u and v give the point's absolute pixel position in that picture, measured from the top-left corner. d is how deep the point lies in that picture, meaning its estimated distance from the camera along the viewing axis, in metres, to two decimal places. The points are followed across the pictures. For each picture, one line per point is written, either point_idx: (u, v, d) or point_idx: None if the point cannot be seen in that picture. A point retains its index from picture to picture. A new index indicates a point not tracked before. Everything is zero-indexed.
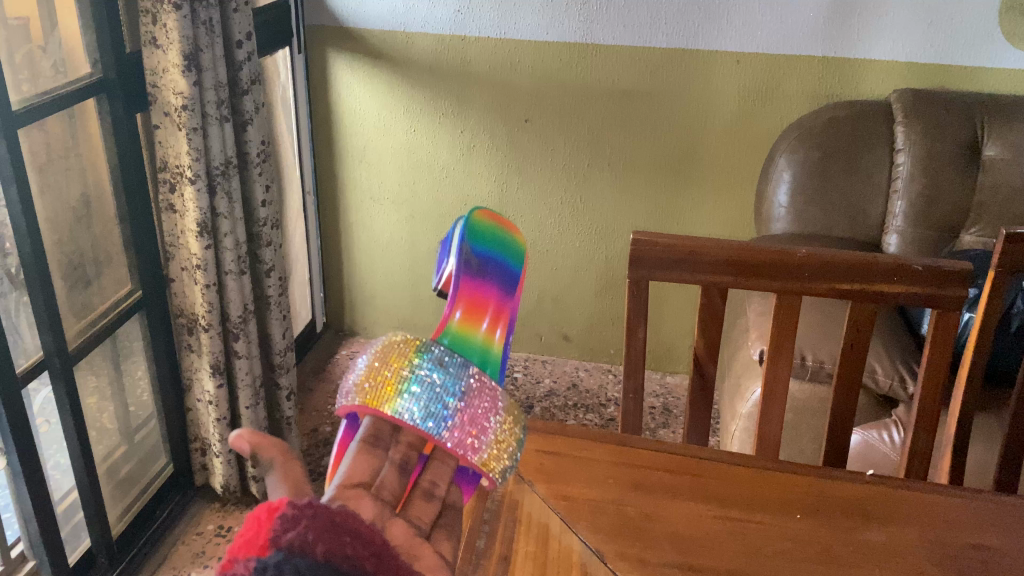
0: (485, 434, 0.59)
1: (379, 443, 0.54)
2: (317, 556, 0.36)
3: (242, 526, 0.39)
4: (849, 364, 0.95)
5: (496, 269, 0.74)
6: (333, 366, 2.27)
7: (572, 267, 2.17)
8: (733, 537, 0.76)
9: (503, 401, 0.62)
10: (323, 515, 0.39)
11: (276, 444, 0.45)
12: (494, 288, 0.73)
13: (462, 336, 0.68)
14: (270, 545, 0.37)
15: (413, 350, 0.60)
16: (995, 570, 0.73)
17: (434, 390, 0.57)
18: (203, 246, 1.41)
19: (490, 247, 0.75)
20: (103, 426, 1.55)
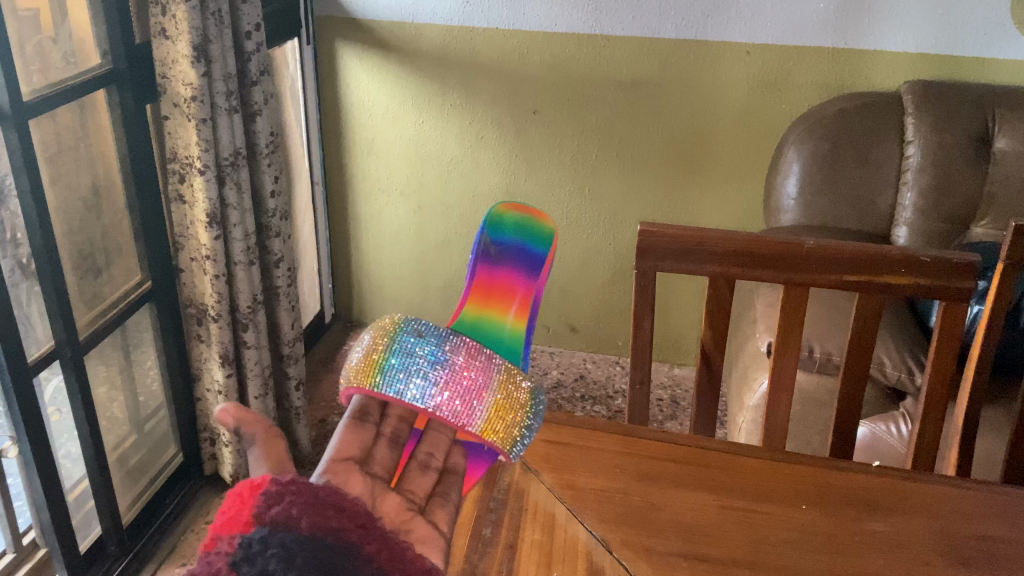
0: (480, 400, 0.63)
1: (370, 420, 0.63)
2: (301, 529, 0.44)
3: (228, 500, 0.46)
4: (856, 355, 0.95)
5: (519, 251, 0.74)
6: (341, 357, 2.28)
7: (579, 258, 2.17)
8: (739, 527, 0.76)
9: (499, 365, 0.65)
10: (306, 490, 0.46)
11: (258, 421, 0.51)
12: (511, 273, 0.74)
13: (477, 323, 0.73)
14: (255, 520, 0.44)
15: (393, 327, 0.64)
16: (998, 560, 0.73)
17: (413, 360, 0.62)
18: (213, 236, 1.41)
19: (515, 226, 0.75)
20: (113, 416, 1.57)
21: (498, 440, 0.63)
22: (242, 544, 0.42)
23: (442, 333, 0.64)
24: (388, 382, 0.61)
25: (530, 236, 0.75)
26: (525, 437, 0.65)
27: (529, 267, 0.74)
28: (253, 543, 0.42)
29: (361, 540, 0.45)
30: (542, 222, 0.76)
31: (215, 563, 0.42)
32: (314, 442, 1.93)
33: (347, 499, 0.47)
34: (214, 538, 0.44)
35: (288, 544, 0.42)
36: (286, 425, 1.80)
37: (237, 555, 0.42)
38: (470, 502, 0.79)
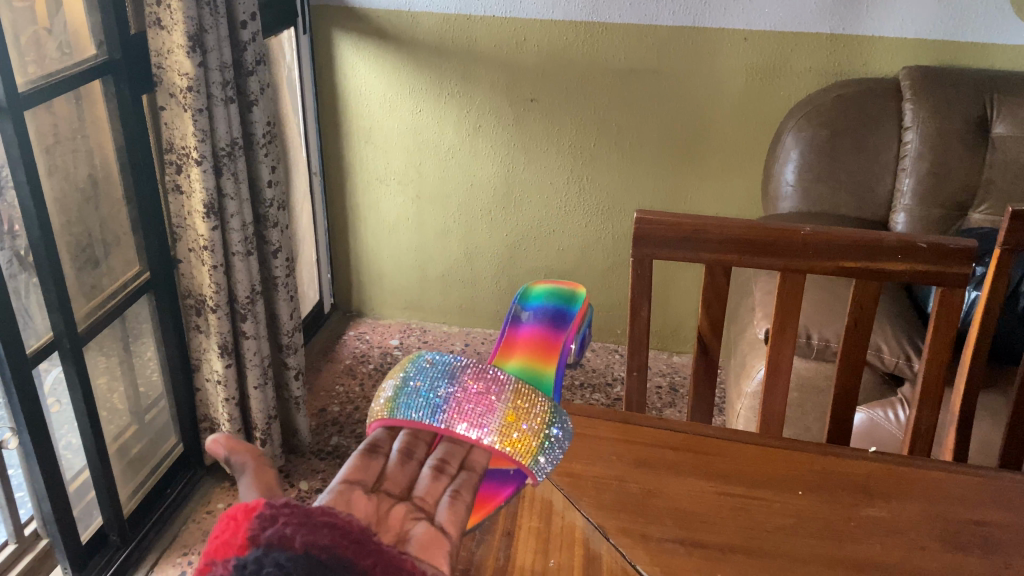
0: (492, 413, 0.62)
1: (379, 452, 0.60)
2: (295, 548, 0.41)
3: (219, 525, 0.43)
4: (853, 341, 0.95)
5: (548, 314, 0.95)
6: (340, 347, 2.28)
7: (578, 247, 2.17)
8: (736, 513, 0.77)
9: (511, 381, 0.65)
10: (300, 511, 0.43)
11: (250, 449, 0.49)
12: (541, 327, 0.92)
13: (511, 361, 0.85)
14: (248, 543, 0.41)
15: (407, 362, 0.66)
16: (994, 545, 0.73)
17: (427, 384, 0.63)
18: (211, 227, 1.42)
19: (544, 300, 0.98)
20: (114, 407, 1.57)
21: (519, 451, 0.63)
22: (236, 565, 0.39)
23: (452, 358, 0.66)
24: (403, 408, 0.62)
25: (556, 306, 0.97)
26: (551, 451, 0.64)
27: (558, 322, 0.93)
28: (247, 564, 0.39)
29: (357, 556, 0.42)
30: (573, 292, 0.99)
31: None
32: (315, 432, 1.93)
33: (342, 519, 0.44)
34: (208, 563, 0.41)
35: (284, 562, 0.39)
36: (287, 415, 1.80)
37: None
38: None
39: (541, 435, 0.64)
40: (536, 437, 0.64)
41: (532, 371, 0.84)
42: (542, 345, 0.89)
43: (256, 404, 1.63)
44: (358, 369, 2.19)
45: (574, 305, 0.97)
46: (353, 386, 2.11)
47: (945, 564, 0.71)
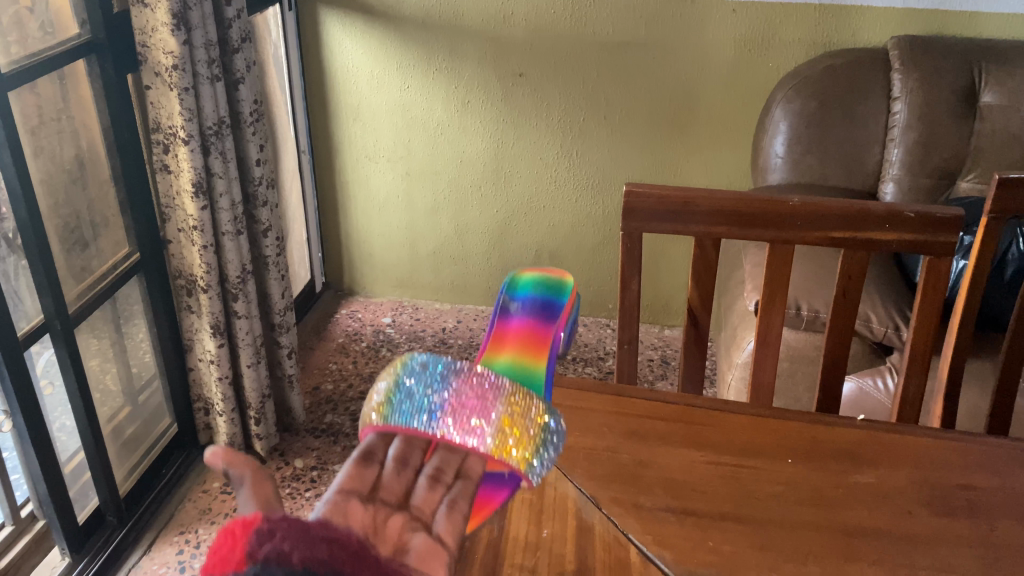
0: (487, 421, 0.61)
1: (374, 458, 0.58)
2: (293, 564, 0.37)
3: (213, 542, 0.39)
4: (841, 311, 0.96)
5: (536, 306, 0.94)
6: (333, 326, 2.28)
7: (569, 222, 2.17)
8: (726, 482, 0.78)
9: (507, 385, 0.63)
10: (296, 525, 0.39)
11: (248, 462, 0.48)
12: (529, 321, 0.91)
13: (500, 357, 0.84)
14: (246, 559, 0.37)
15: (398, 363, 0.64)
16: (981, 509, 0.74)
17: (423, 389, 0.62)
18: (199, 207, 1.41)
19: (531, 292, 0.96)
20: (106, 388, 1.58)
21: (516, 457, 0.62)
22: None
23: (447, 360, 0.64)
24: (397, 415, 0.60)
25: (543, 296, 0.97)
26: (546, 454, 0.64)
27: (547, 317, 0.92)
28: None
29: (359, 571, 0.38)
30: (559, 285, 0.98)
31: None
32: (309, 410, 1.94)
33: (341, 535, 0.40)
34: None
35: None
36: (280, 393, 1.80)
37: None
38: None
39: (537, 439, 0.63)
40: (533, 442, 0.63)
41: (522, 368, 0.83)
42: (531, 340, 0.88)
43: (249, 383, 1.63)
44: (350, 347, 2.19)
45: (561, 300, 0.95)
46: (346, 364, 2.12)
47: (931, 528, 0.73)
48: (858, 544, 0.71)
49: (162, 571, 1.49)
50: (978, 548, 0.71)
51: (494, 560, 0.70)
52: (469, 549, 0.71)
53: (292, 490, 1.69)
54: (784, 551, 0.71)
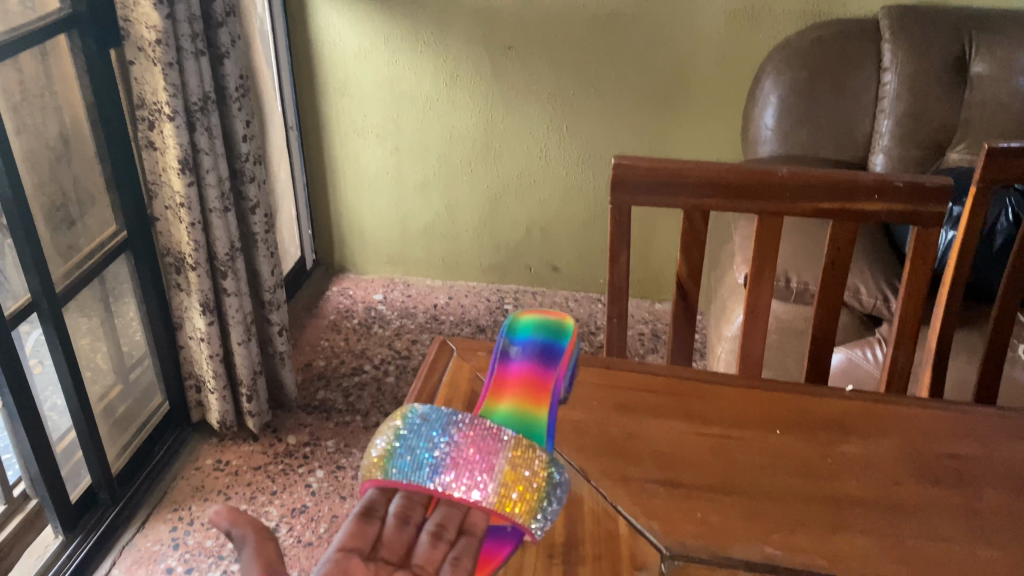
0: (489, 472, 0.63)
1: (374, 514, 0.61)
2: None
3: None
4: (830, 282, 0.96)
5: (537, 348, 0.83)
6: (324, 303, 2.28)
7: (560, 196, 2.16)
8: (715, 453, 0.78)
9: (509, 437, 0.66)
10: None
11: (251, 521, 0.48)
12: (529, 365, 0.81)
13: (499, 405, 0.77)
14: None
15: (398, 417, 0.67)
16: (967, 478, 0.75)
17: (425, 442, 0.65)
18: (186, 183, 1.40)
19: (533, 331, 0.85)
20: (96, 366, 1.57)
21: (518, 511, 0.64)
22: None
23: (451, 415, 0.68)
24: (397, 470, 0.63)
25: (545, 336, 0.85)
26: (547, 507, 0.65)
27: (547, 360, 0.82)
28: None
29: None
30: (559, 318, 0.87)
31: None
32: (300, 386, 1.94)
33: None
34: None
35: None
36: (272, 370, 1.80)
37: None
38: None
39: (541, 491, 0.65)
40: (536, 493, 0.65)
41: (523, 419, 0.76)
42: (532, 385, 0.79)
43: (240, 361, 1.63)
44: (342, 324, 2.19)
45: (562, 338, 0.84)
46: (337, 341, 2.12)
47: (919, 497, 0.73)
48: (846, 513, 0.72)
49: (156, 548, 1.49)
50: (964, 516, 0.71)
51: None
52: None
53: (284, 466, 1.69)
54: (772, 521, 0.71)
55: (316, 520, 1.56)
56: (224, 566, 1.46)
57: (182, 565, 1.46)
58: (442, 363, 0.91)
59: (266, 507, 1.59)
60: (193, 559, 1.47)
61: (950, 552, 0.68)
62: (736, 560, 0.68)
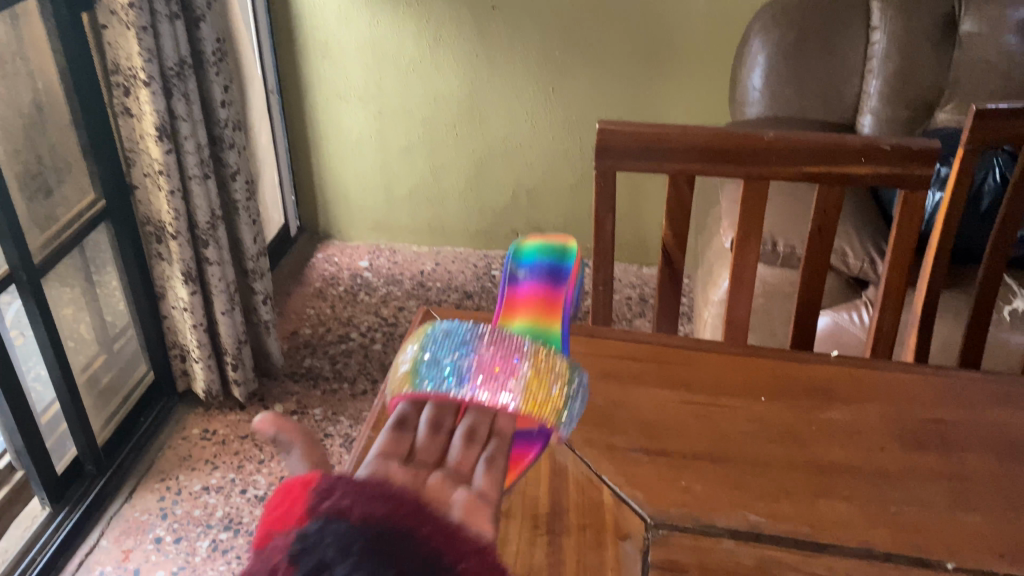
0: (513, 379, 0.62)
1: (408, 426, 0.63)
2: (353, 519, 0.43)
3: (278, 498, 0.46)
4: (816, 246, 0.95)
5: (545, 272, 0.82)
6: (309, 270, 2.26)
7: (546, 160, 2.14)
8: (700, 421, 0.78)
9: (529, 344, 0.64)
10: (350, 484, 0.46)
11: (297, 427, 0.53)
12: (537, 285, 0.81)
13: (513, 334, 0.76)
14: (306, 515, 0.44)
15: (420, 335, 0.66)
16: (951, 442, 0.75)
17: (445, 353, 0.64)
18: (164, 151, 1.38)
19: (538, 255, 0.83)
20: (79, 337, 1.55)
21: (544, 413, 0.63)
22: (297, 537, 0.42)
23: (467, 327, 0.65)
24: (423, 384, 0.62)
25: (550, 260, 0.83)
26: (574, 405, 0.64)
27: (556, 285, 0.81)
28: (308, 536, 0.42)
29: (411, 521, 0.44)
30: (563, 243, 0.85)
31: (271, 557, 0.42)
32: (286, 354, 1.93)
33: (392, 489, 0.47)
34: (270, 533, 0.44)
35: (342, 533, 0.42)
36: (257, 339, 1.79)
37: (295, 548, 0.42)
38: None
39: (563, 393, 0.64)
40: (560, 395, 0.64)
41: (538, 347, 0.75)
42: (543, 313, 0.79)
43: (224, 330, 1.61)
44: (327, 291, 2.17)
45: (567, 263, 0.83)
46: (323, 308, 2.10)
47: (903, 463, 0.73)
48: (831, 480, 0.72)
49: (144, 518, 1.49)
50: (948, 481, 0.71)
51: None
52: None
53: None
54: (757, 489, 0.71)
55: None
56: (213, 535, 1.46)
57: (171, 535, 1.46)
58: None
59: (254, 476, 1.59)
60: (182, 528, 1.48)
61: (933, 517, 0.68)
62: (721, 528, 0.68)
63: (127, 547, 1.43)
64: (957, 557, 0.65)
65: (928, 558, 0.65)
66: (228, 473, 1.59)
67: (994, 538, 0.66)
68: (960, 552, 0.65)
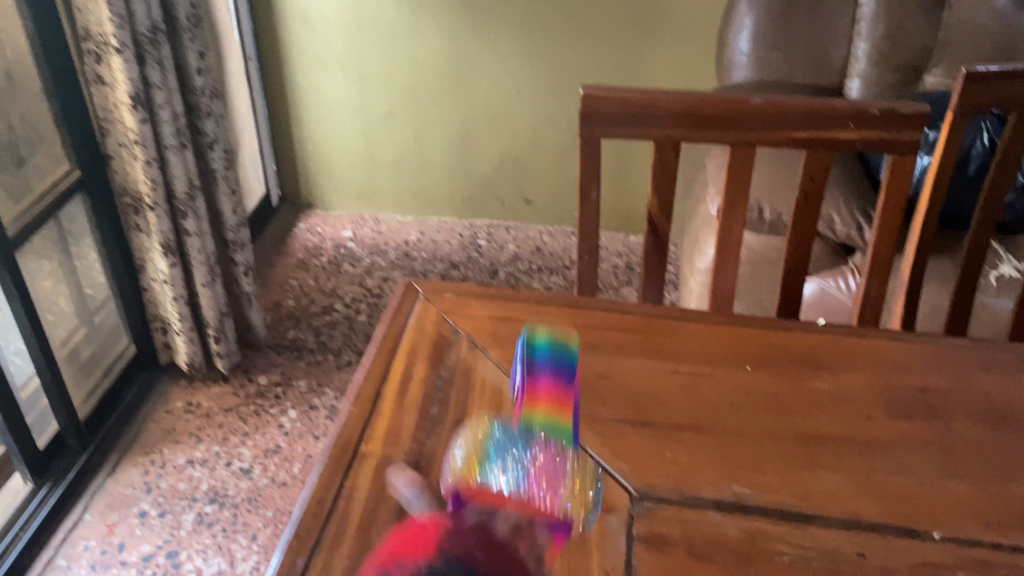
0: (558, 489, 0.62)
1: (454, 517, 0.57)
2: (473, 560, 0.53)
3: (414, 531, 0.56)
4: (803, 213, 0.93)
5: (553, 369, 0.73)
6: (292, 240, 2.23)
7: (532, 126, 2.11)
8: (685, 392, 0.77)
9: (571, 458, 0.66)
10: (469, 529, 0.56)
11: (427, 480, 0.67)
12: (553, 378, 0.72)
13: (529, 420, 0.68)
14: (435, 546, 0.53)
15: (481, 436, 0.66)
16: (938, 411, 0.75)
17: (506, 451, 0.63)
18: (139, 120, 1.34)
19: (548, 349, 0.74)
20: (57, 310, 1.53)
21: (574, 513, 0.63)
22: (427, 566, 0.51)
23: (526, 432, 0.65)
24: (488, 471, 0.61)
25: (557, 362, 0.74)
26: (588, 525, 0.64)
27: (563, 379, 0.72)
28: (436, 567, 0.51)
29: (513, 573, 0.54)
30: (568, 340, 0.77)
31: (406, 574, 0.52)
32: (270, 326, 1.91)
33: (503, 545, 0.56)
34: (403, 558, 0.53)
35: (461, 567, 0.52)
36: (239, 311, 1.76)
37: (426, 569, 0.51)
38: (417, 382, 0.78)
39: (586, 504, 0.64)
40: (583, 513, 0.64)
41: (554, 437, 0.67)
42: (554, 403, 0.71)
43: (206, 302, 1.59)
44: (311, 262, 2.15)
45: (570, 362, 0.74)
46: (307, 279, 2.08)
47: (890, 431, 0.73)
48: (817, 449, 0.71)
49: (128, 492, 1.48)
50: (935, 449, 0.71)
51: None
52: (425, 468, 0.69)
53: (256, 407, 1.68)
54: (742, 459, 0.70)
55: (290, 460, 1.55)
56: (197, 508, 1.46)
57: (155, 508, 1.45)
58: (408, 307, 0.88)
59: (239, 449, 1.58)
60: (166, 502, 1.47)
61: (919, 486, 0.68)
62: (706, 499, 0.67)
63: (111, 522, 1.43)
64: (944, 527, 0.65)
65: (915, 528, 0.64)
66: (213, 446, 1.58)
67: (981, 506, 0.66)
68: (946, 522, 0.65)
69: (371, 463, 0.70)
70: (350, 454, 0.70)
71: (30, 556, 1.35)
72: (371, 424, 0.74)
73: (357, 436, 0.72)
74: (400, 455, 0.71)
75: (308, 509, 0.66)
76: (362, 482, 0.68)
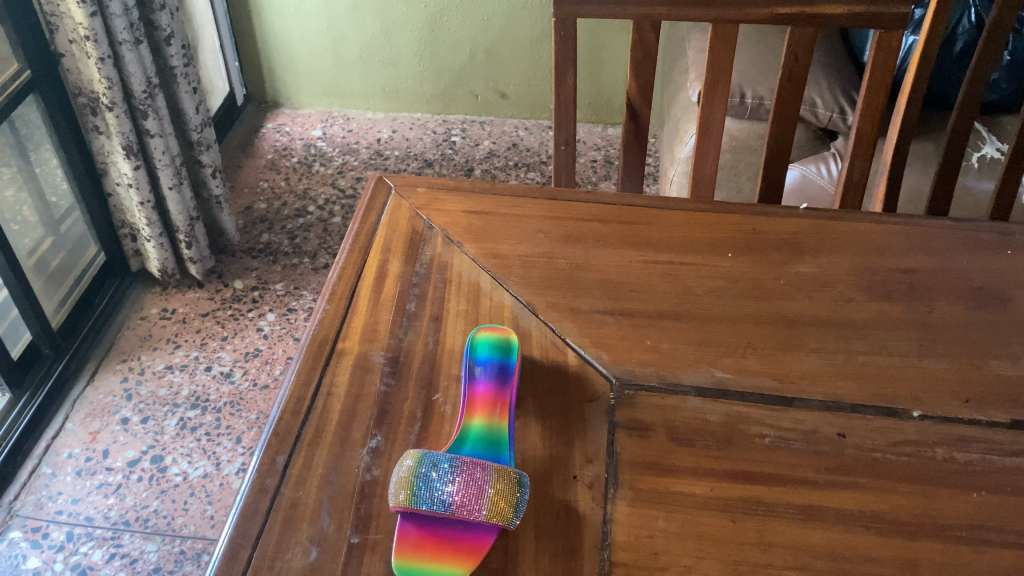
0: (479, 506, 0.56)
1: None
2: None
3: None
4: (786, 97, 0.90)
5: (492, 374, 0.66)
6: (260, 141, 2.17)
7: (504, 16, 2.03)
8: (665, 280, 0.76)
9: (491, 471, 0.57)
10: None
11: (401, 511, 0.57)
12: (488, 384, 0.65)
13: (462, 428, 0.62)
14: None
15: (413, 469, 0.57)
16: (919, 291, 0.74)
17: (433, 488, 0.56)
18: (88, 13, 1.26)
19: (486, 353, 0.68)
20: (21, 219, 1.48)
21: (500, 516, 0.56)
22: None
23: (452, 459, 0.58)
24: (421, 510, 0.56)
25: (496, 364, 0.67)
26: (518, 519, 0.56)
27: (499, 383, 0.65)
28: None
29: None
30: (505, 336, 0.70)
31: None
32: (241, 229, 1.87)
33: None
34: None
35: None
36: (209, 214, 1.72)
37: None
38: (393, 279, 0.76)
39: (512, 499, 0.57)
40: (509, 501, 0.57)
41: (488, 441, 0.61)
42: (492, 408, 0.64)
43: (174, 207, 1.55)
44: (281, 163, 2.09)
45: (509, 362, 0.67)
46: (278, 180, 2.03)
47: (870, 313, 0.72)
48: (797, 334, 0.71)
49: (109, 400, 1.47)
50: (914, 331, 0.71)
51: (429, 372, 0.68)
52: (403, 363, 0.68)
53: (234, 311, 1.66)
54: (723, 345, 0.70)
55: (270, 362, 1.55)
56: (180, 414, 1.46)
57: (137, 415, 1.45)
58: (380, 202, 0.86)
59: (218, 353, 1.57)
60: (148, 408, 1.46)
61: (899, 368, 0.68)
62: (687, 385, 0.67)
63: (94, 430, 1.42)
64: (923, 405, 0.65)
65: (896, 408, 0.65)
66: (191, 351, 1.57)
67: (959, 384, 0.66)
68: (925, 400, 0.65)
69: (348, 359, 0.69)
70: (327, 351, 0.69)
71: (14, 465, 1.35)
72: (347, 320, 0.72)
73: (334, 333, 0.71)
74: (378, 351, 0.69)
75: (287, 406, 0.65)
76: (340, 379, 0.67)
